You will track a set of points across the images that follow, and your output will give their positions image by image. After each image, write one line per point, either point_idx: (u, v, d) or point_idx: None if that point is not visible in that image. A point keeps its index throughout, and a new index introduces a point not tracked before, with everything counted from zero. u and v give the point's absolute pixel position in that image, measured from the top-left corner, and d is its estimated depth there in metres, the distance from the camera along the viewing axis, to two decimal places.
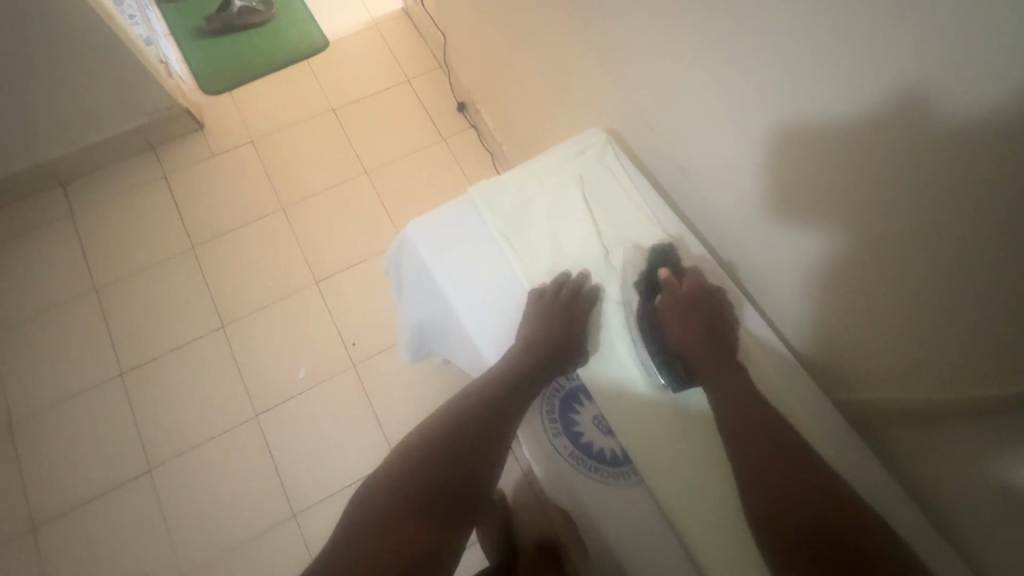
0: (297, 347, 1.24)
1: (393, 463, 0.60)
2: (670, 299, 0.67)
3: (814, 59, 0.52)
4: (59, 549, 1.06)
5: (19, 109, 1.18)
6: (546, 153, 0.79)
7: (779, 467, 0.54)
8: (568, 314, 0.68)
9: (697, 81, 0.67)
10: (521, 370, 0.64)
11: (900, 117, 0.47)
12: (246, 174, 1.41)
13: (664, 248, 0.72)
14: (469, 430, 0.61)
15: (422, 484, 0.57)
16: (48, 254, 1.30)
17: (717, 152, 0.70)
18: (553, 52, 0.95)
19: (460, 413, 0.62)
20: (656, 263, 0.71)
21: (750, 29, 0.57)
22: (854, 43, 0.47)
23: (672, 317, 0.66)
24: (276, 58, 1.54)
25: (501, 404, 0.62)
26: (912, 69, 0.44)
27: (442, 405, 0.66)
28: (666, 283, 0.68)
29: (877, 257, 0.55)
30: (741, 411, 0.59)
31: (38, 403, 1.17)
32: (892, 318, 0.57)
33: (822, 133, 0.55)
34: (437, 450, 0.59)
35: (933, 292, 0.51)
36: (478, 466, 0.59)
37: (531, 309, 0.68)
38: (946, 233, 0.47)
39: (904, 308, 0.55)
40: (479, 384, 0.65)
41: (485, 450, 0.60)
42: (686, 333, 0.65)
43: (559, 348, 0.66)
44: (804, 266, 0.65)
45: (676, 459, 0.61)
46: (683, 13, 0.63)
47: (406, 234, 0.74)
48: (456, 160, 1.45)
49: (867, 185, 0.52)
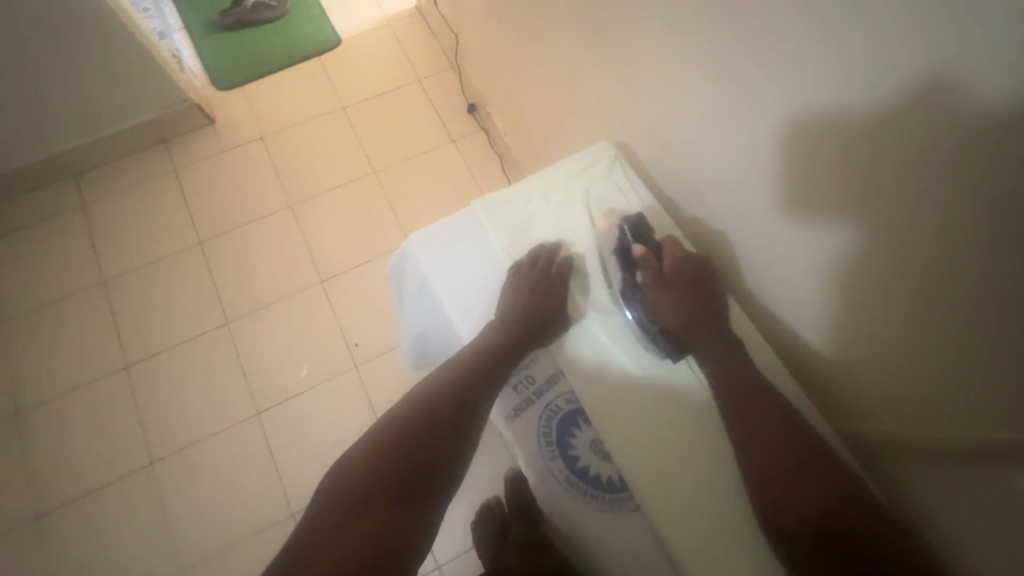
0: (301, 345, 1.24)
1: (358, 450, 0.59)
2: (651, 275, 0.67)
3: (830, 79, 0.50)
4: (61, 539, 1.08)
5: (33, 100, 1.19)
6: (552, 166, 0.77)
7: (774, 470, 0.55)
8: (546, 283, 0.69)
9: (710, 96, 0.65)
10: (491, 348, 0.66)
11: (916, 147, 0.45)
12: (255, 170, 1.41)
13: (638, 220, 0.71)
14: (439, 411, 0.62)
15: (386, 468, 0.57)
16: (59, 245, 1.31)
17: (730, 169, 0.68)
18: (564, 58, 0.94)
19: (434, 394, 0.63)
20: (629, 237, 0.70)
21: (765, 45, 0.55)
22: (871, 65, 0.46)
23: (657, 293, 0.66)
24: (288, 53, 1.54)
25: (476, 382, 0.64)
26: (931, 95, 0.42)
27: (408, 391, 0.66)
28: (643, 259, 0.67)
29: (888, 287, 0.53)
30: (752, 428, 0.58)
31: (45, 392, 1.19)
32: (905, 348, 0.55)
33: (836, 155, 0.53)
34: (401, 434, 0.59)
35: (944, 325, 0.50)
36: (442, 449, 0.60)
37: (504, 290, 0.69)
38: (962, 265, 0.45)
39: (916, 338, 0.53)
40: (451, 365, 0.66)
41: (449, 433, 0.61)
42: (676, 308, 0.65)
43: (534, 319, 0.67)
44: (815, 290, 0.63)
45: (676, 485, 0.59)
46: (697, 27, 0.62)
47: (408, 246, 0.74)
48: (465, 161, 1.44)
49: (881, 211, 0.50)
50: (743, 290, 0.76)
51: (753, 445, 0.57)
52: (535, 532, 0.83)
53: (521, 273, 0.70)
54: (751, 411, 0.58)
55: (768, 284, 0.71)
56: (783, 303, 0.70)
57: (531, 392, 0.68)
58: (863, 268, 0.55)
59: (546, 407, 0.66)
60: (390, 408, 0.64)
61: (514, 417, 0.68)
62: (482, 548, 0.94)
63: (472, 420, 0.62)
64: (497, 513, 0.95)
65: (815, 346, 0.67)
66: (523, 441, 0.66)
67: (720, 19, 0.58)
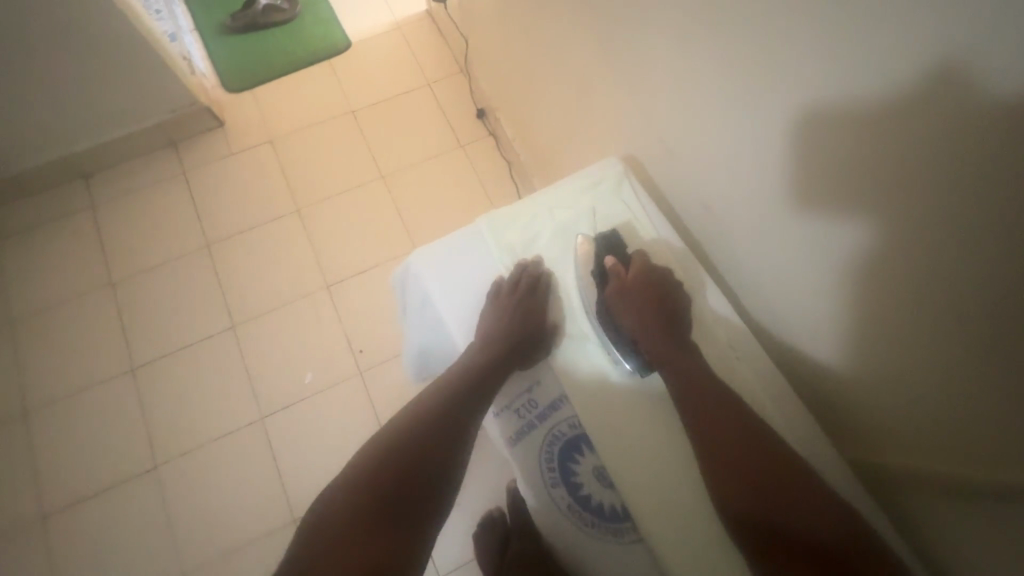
0: (305, 351, 1.24)
1: (349, 469, 0.59)
2: (619, 288, 0.67)
3: (848, 103, 0.48)
4: (65, 539, 1.08)
5: (44, 102, 1.20)
6: (560, 183, 0.76)
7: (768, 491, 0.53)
8: (525, 302, 0.68)
9: (725, 113, 0.63)
10: (479, 365, 0.65)
11: (933, 177, 0.43)
12: (263, 173, 1.41)
13: (609, 235, 0.71)
14: (428, 431, 0.61)
15: (377, 489, 0.56)
16: (69, 245, 1.32)
17: (743, 189, 0.66)
18: (576, 68, 0.92)
19: (423, 414, 0.62)
20: (600, 250, 0.70)
21: (783, 65, 0.53)
22: (893, 92, 0.44)
23: (625, 306, 0.66)
24: (297, 56, 1.54)
25: (465, 400, 0.63)
26: (955, 127, 0.40)
27: (399, 410, 0.65)
28: (614, 270, 0.68)
29: (900, 317, 0.52)
30: (747, 455, 0.55)
31: (52, 392, 1.19)
32: (922, 378, 0.52)
33: (851, 181, 0.51)
34: (393, 451, 0.59)
35: (957, 360, 0.48)
36: (434, 469, 0.59)
37: (489, 306, 0.69)
38: (982, 303, 0.43)
39: (926, 370, 0.52)
40: (439, 384, 0.65)
41: (440, 450, 0.60)
42: (643, 322, 0.65)
43: (520, 336, 0.66)
44: (827, 315, 0.62)
45: (676, 516, 0.58)
46: (712, 43, 0.60)
47: (411, 263, 0.72)
48: (473, 168, 1.43)
49: (896, 241, 0.49)
50: (756, 309, 0.75)
51: (744, 473, 0.54)
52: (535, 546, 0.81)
53: (500, 294, 0.68)
54: (745, 440, 0.56)
55: (781, 307, 0.69)
56: (796, 327, 0.68)
57: (533, 416, 0.65)
58: (879, 297, 0.53)
59: (549, 433, 0.63)
60: (379, 430, 0.63)
61: (515, 441, 0.64)
62: (481, 556, 0.93)
63: (464, 437, 0.61)
64: (499, 522, 0.94)
65: (829, 371, 0.65)
66: (522, 467, 0.63)
67: (735, 36, 0.57)
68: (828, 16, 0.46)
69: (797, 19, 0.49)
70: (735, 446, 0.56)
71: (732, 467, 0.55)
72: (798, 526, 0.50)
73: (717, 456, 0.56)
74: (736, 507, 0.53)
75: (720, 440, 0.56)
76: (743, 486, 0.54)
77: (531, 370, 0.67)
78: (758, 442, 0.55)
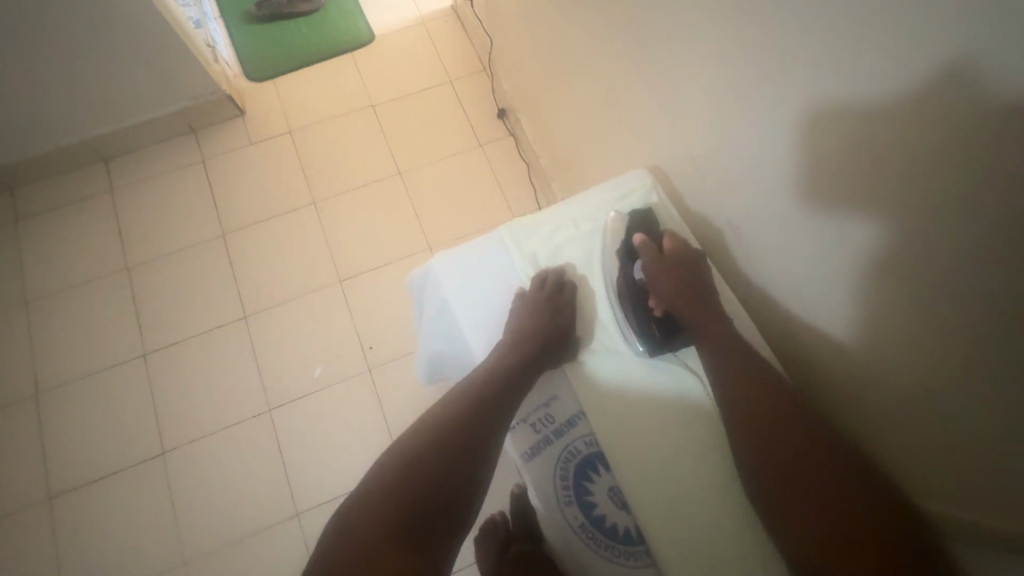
0: (315, 345, 1.24)
1: (374, 474, 0.57)
2: (651, 260, 0.66)
3: (884, 124, 0.46)
4: (70, 521, 1.09)
5: (67, 85, 1.20)
6: (587, 192, 0.75)
7: (787, 475, 0.52)
8: (554, 305, 0.67)
9: (755, 127, 0.61)
10: (506, 367, 0.63)
11: (961, 211, 0.41)
12: (281, 164, 1.40)
13: (644, 214, 0.71)
14: (455, 435, 0.58)
15: (398, 502, 0.53)
16: (87, 228, 1.33)
17: (770, 208, 0.64)
18: (602, 74, 0.91)
19: (449, 417, 0.60)
20: (633, 228, 0.70)
21: (819, 80, 0.51)
22: (930, 121, 0.42)
23: (656, 278, 0.65)
24: (320, 48, 1.53)
25: (492, 403, 0.60)
26: (988, 160, 0.38)
27: (429, 408, 0.63)
28: (642, 246, 0.68)
29: (924, 351, 0.49)
30: (778, 454, 0.53)
31: (65, 374, 1.20)
32: (942, 406, 0.50)
33: (882, 205, 0.48)
34: (419, 455, 0.56)
35: (977, 397, 0.46)
36: (461, 474, 0.56)
37: (515, 308, 0.68)
38: (1005, 341, 0.41)
39: (943, 402, 0.50)
40: (465, 386, 0.63)
41: (465, 461, 0.57)
42: (674, 294, 0.64)
43: (548, 339, 0.65)
44: (850, 343, 0.59)
45: (682, 544, 0.56)
46: (745, 57, 0.59)
47: (432, 266, 0.72)
48: (492, 167, 1.41)
49: (925, 271, 0.46)
50: (778, 332, 0.71)
51: (773, 462, 0.53)
52: (535, 549, 0.76)
53: (528, 300, 0.67)
54: (787, 433, 0.54)
55: (803, 331, 0.66)
56: (818, 353, 0.65)
57: (549, 432, 0.64)
58: (904, 331, 0.51)
59: (565, 449, 0.63)
60: (403, 433, 0.61)
61: (530, 456, 0.63)
62: (482, 559, 0.85)
63: (491, 442, 0.59)
64: (500, 528, 0.85)
65: (851, 403, 0.62)
66: (536, 483, 0.63)
67: (769, 52, 0.55)
68: (866, 32, 0.44)
69: (834, 33, 0.47)
70: (767, 441, 0.54)
71: (767, 461, 0.53)
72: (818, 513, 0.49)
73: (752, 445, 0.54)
74: (763, 488, 0.53)
75: (759, 433, 0.55)
76: (772, 485, 0.52)
77: (548, 385, 0.66)
78: (796, 435, 0.53)
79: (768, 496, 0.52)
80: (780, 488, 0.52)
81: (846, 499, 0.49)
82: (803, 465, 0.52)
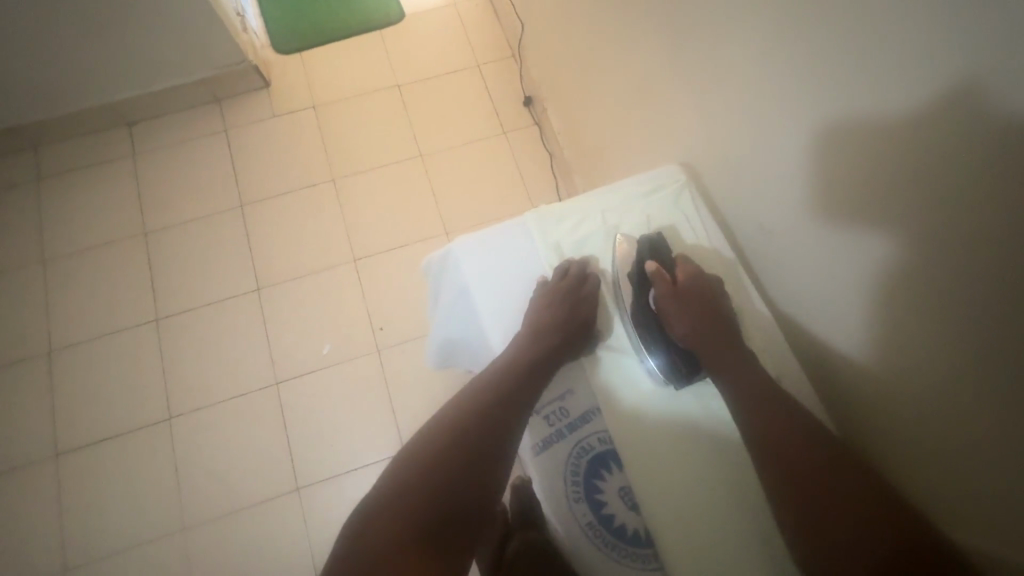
0: (324, 322, 1.23)
1: (393, 471, 0.55)
2: (666, 293, 0.62)
3: (931, 128, 0.42)
4: (75, 480, 1.10)
5: (94, 49, 1.20)
6: (616, 184, 0.73)
7: (810, 465, 0.49)
8: (575, 298, 0.66)
9: (783, 129, 0.59)
10: (526, 361, 0.62)
11: (992, 237, 0.40)
12: (303, 138, 1.40)
13: (654, 238, 0.67)
14: (476, 432, 0.57)
15: (421, 502, 0.52)
16: (107, 191, 1.34)
17: (794, 214, 0.61)
18: (631, 64, 0.88)
19: (470, 413, 0.58)
20: (644, 255, 0.66)
21: (859, 77, 0.47)
22: (968, 140, 0.40)
23: (674, 311, 0.61)
24: (348, 24, 1.51)
25: (513, 399, 0.59)
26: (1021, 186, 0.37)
27: (447, 403, 0.61)
28: (656, 275, 0.63)
29: (943, 374, 0.48)
30: (796, 454, 0.50)
31: (78, 334, 1.21)
32: (966, 430, 0.47)
33: (922, 216, 0.45)
34: (441, 452, 0.55)
35: (992, 425, 0.44)
36: (482, 472, 0.55)
37: (536, 298, 0.66)
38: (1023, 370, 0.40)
39: (955, 423, 0.48)
40: (485, 380, 0.61)
41: (479, 456, 0.55)
42: (694, 326, 0.60)
43: (569, 334, 0.64)
44: (871, 365, 0.56)
45: (680, 553, 0.54)
46: (778, 58, 0.56)
47: (452, 249, 0.71)
48: (514, 156, 1.39)
49: (956, 293, 0.44)
50: (794, 348, 0.68)
51: (792, 459, 0.50)
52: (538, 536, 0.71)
53: (550, 290, 0.66)
54: (809, 430, 0.52)
55: (822, 348, 0.63)
56: (836, 371, 0.62)
57: (563, 425, 0.63)
58: (922, 352, 0.49)
59: (578, 444, 0.62)
60: (422, 428, 0.59)
61: (541, 449, 0.62)
62: (482, 558, 0.79)
63: (511, 439, 0.57)
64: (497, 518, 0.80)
65: (863, 425, 0.59)
66: (545, 479, 0.61)
67: (802, 54, 0.53)
68: (906, 39, 0.42)
69: (882, 25, 0.44)
70: (790, 444, 0.51)
71: (787, 458, 0.50)
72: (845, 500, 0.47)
73: (768, 441, 0.52)
74: (777, 485, 0.50)
75: (776, 432, 0.52)
76: (786, 493, 0.49)
77: (564, 379, 0.65)
78: (822, 434, 0.51)
79: (787, 493, 0.49)
80: (799, 479, 0.49)
81: (869, 487, 0.47)
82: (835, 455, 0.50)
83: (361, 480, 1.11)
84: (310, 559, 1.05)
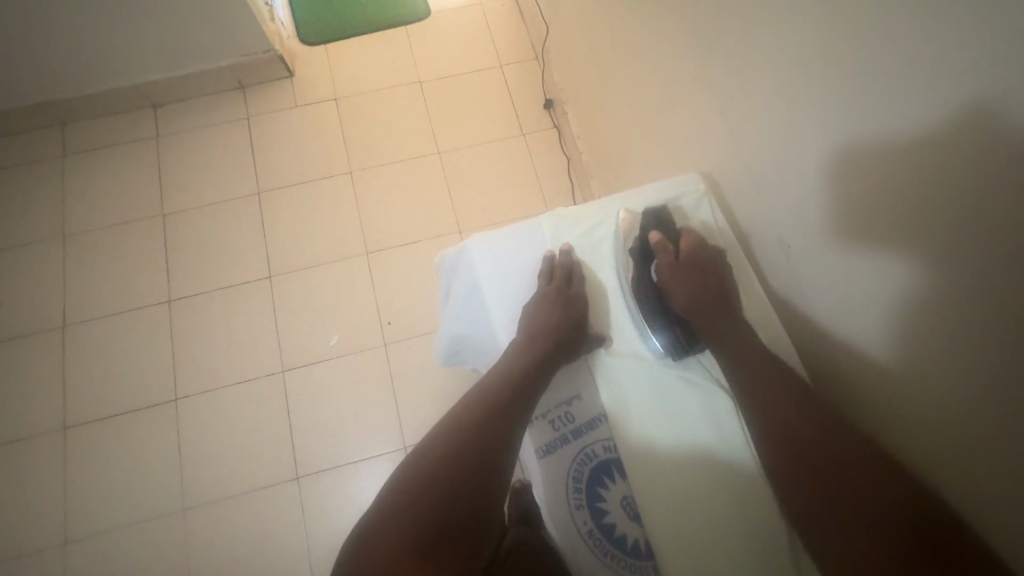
0: (333, 313, 1.24)
1: (394, 485, 0.54)
2: (668, 264, 0.65)
3: (947, 150, 0.41)
4: (79, 453, 1.12)
5: (124, 32, 1.22)
6: (637, 189, 0.73)
7: (840, 463, 0.47)
8: (566, 297, 0.65)
9: (801, 144, 0.58)
10: (524, 366, 0.61)
11: (1004, 268, 0.39)
12: (323, 129, 1.41)
13: (660, 210, 0.69)
14: (476, 440, 0.56)
15: (422, 512, 0.50)
16: (128, 170, 1.35)
17: (809, 229, 0.60)
18: (653, 71, 0.87)
19: (469, 421, 0.58)
20: (650, 225, 0.69)
21: (878, 94, 0.46)
22: (982, 167, 0.39)
23: (674, 282, 0.64)
24: (374, 17, 1.52)
25: (512, 405, 0.59)
26: None
27: (447, 413, 0.61)
28: (659, 246, 0.66)
29: (954, 401, 0.46)
30: (825, 452, 0.48)
31: (92, 310, 1.23)
32: (976, 458, 0.45)
33: (938, 240, 0.44)
34: (442, 462, 0.54)
35: (1001, 456, 0.43)
36: (483, 480, 0.54)
37: (532, 302, 0.66)
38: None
39: (966, 451, 0.46)
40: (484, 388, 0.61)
41: (480, 462, 0.54)
42: (693, 297, 0.63)
43: (566, 337, 0.63)
44: (885, 386, 0.55)
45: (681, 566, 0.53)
46: (800, 73, 0.55)
47: (467, 248, 0.71)
48: (532, 158, 1.39)
49: (968, 321, 0.43)
50: (807, 363, 0.67)
51: (824, 457, 0.48)
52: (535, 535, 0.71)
53: (543, 294, 0.65)
54: (844, 432, 0.49)
55: (835, 363, 0.62)
56: (848, 390, 0.61)
57: (568, 431, 0.63)
58: (935, 377, 0.48)
59: (582, 452, 0.61)
60: (422, 440, 0.58)
61: (545, 453, 0.62)
62: None
63: (510, 444, 0.57)
64: None
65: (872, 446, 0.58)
66: (548, 486, 0.61)
67: (825, 72, 0.52)
68: (925, 64, 0.42)
69: (903, 42, 0.43)
70: (819, 442, 0.49)
71: (814, 458, 0.48)
72: (875, 498, 0.44)
73: (795, 436, 0.50)
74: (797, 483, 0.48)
75: (802, 431, 0.50)
76: (806, 491, 0.48)
77: (571, 384, 0.65)
78: (858, 435, 0.49)
79: (809, 491, 0.48)
80: (829, 477, 0.47)
81: (912, 491, 0.43)
82: (871, 456, 0.46)
83: (360, 472, 1.11)
84: (304, 547, 1.06)
